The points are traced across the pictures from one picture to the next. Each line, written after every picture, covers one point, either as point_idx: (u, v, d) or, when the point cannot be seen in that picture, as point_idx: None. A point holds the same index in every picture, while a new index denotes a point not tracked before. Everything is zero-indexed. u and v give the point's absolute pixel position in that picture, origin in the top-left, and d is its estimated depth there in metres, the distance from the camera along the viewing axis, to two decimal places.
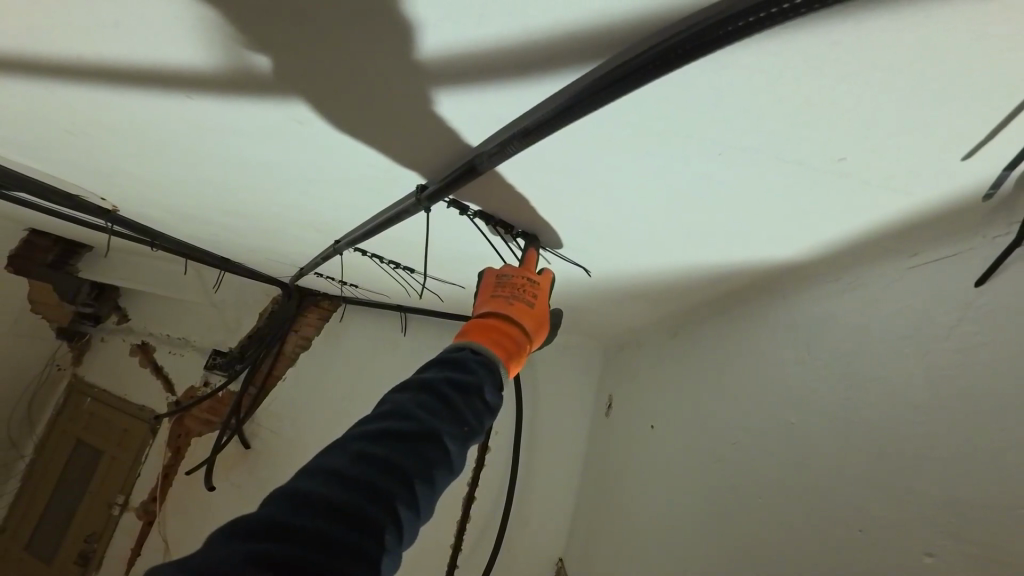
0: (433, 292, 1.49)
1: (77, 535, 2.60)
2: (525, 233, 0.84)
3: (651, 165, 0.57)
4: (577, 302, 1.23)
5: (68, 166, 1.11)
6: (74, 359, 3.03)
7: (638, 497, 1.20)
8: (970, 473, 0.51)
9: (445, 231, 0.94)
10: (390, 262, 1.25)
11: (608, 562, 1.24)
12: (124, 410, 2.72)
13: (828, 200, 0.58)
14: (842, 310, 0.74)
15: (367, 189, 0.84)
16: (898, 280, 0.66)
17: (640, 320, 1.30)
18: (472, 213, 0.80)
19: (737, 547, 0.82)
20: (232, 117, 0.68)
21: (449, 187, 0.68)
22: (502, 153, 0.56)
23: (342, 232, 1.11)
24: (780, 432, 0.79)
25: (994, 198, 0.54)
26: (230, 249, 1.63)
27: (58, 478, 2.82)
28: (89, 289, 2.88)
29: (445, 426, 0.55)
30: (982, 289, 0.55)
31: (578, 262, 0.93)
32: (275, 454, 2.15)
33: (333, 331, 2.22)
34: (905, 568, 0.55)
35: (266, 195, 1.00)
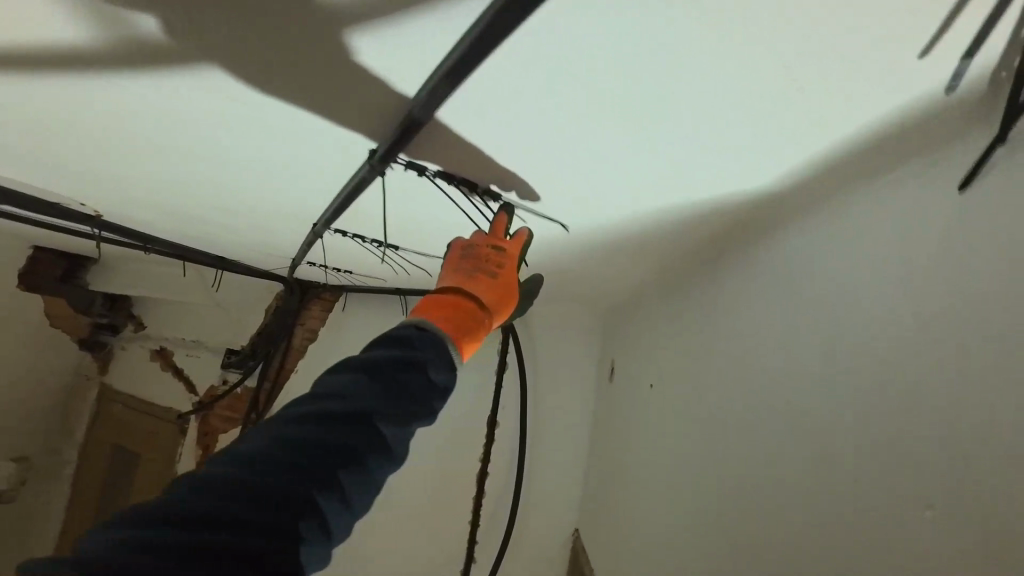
0: (421, 269, 1.50)
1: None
2: (490, 189, 0.84)
3: (597, 87, 0.57)
4: (565, 266, 1.23)
5: (52, 169, 1.09)
6: (99, 368, 3.11)
7: (645, 455, 1.22)
8: (953, 400, 0.51)
9: (410, 200, 0.93)
10: (374, 241, 1.24)
11: (621, 522, 1.28)
12: (151, 412, 2.80)
13: (785, 109, 0.59)
14: (833, 252, 0.72)
15: (335, 165, 0.83)
16: (883, 202, 0.66)
17: (633, 279, 1.30)
18: (432, 173, 0.80)
19: (740, 502, 0.83)
20: (199, 96, 0.68)
21: (397, 145, 0.69)
22: (435, 99, 0.57)
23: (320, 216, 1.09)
24: (773, 377, 0.80)
25: (954, 95, 0.54)
26: (227, 246, 1.63)
27: (104, 484, 2.91)
28: (103, 301, 2.93)
29: (380, 408, 0.56)
30: (966, 195, 0.55)
31: (553, 219, 0.95)
32: None
33: (337, 320, 2.26)
34: (893, 500, 0.56)
35: (242, 184, 0.99)
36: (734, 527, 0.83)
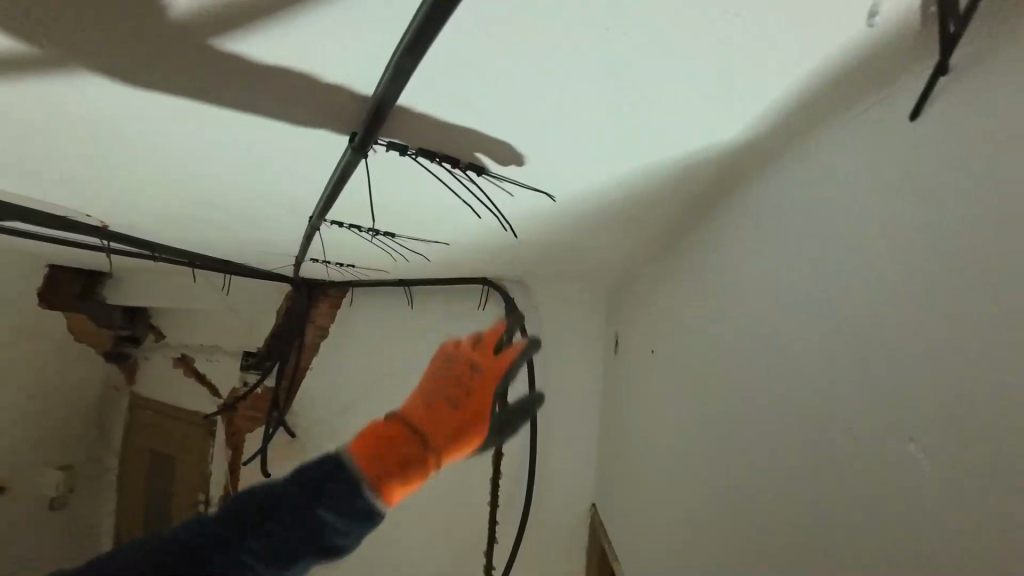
0: (419, 255, 1.50)
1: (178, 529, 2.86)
2: (473, 163, 0.82)
3: (568, 53, 0.54)
4: (561, 233, 1.23)
5: (44, 185, 1.08)
6: (127, 379, 3.21)
7: (654, 425, 1.24)
8: (947, 356, 0.48)
9: (395, 182, 0.91)
10: (370, 231, 1.24)
11: (639, 490, 1.31)
12: (179, 416, 2.90)
13: (765, 53, 0.57)
14: (813, 209, 0.71)
15: (317, 156, 0.82)
16: (840, 141, 0.67)
17: (635, 241, 1.32)
18: (413, 152, 0.77)
19: (744, 468, 0.83)
20: (166, 93, 0.66)
21: (372, 128, 0.66)
22: (401, 76, 0.55)
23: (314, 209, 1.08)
24: (766, 342, 0.78)
25: (881, 22, 0.52)
26: (230, 249, 1.65)
27: (147, 486, 3.04)
28: (123, 314, 3.00)
29: (256, 537, 0.62)
30: (917, 122, 0.54)
31: (542, 191, 0.95)
32: (321, 437, 2.33)
33: (348, 317, 2.31)
34: (894, 471, 0.53)
35: (237, 183, 0.98)
36: (740, 492, 0.83)
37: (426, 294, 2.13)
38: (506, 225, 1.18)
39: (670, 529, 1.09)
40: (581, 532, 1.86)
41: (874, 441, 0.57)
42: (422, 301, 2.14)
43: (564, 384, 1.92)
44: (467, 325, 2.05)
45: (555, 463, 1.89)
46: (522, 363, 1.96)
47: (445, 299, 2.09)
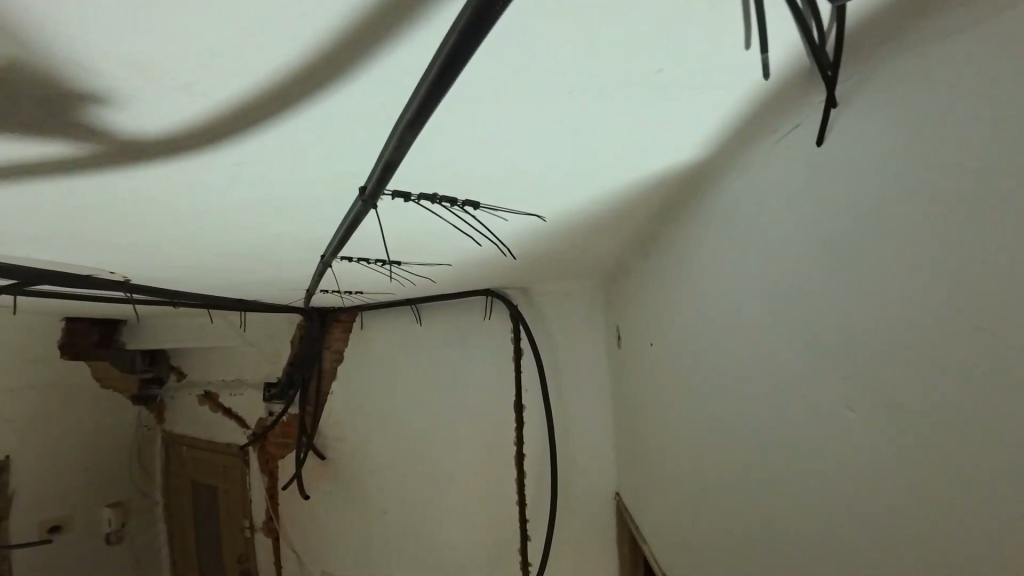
0: (425, 277, 1.55)
1: (231, 555, 2.98)
2: (469, 200, 0.89)
3: (562, 96, 0.60)
4: (554, 240, 1.27)
5: (63, 252, 1.08)
6: (158, 419, 3.29)
7: (666, 417, 1.28)
8: (924, 350, 0.47)
9: (400, 220, 0.98)
10: (378, 261, 1.28)
11: (661, 480, 1.35)
12: (215, 450, 3.00)
13: (719, 89, 0.63)
14: (778, 213, 0.71)
15: (337, 201, 0.87)
16: (767, 158, 0.75)
17: (626, 234, 1.34)
18: (416, 196, 0.84)
19: (749, 462, 0.83)
20: (183, 172, 0.70)
21: (379, 185, 0.70)
22: (402, 144, 0.57)
23: (327, 242, 1.11)
24: (754, 338, 0.79)
25: (771, 80, 0.62)
26: (247, 288, 1.69)
27: (194, 517, 3.14)
28: (143, 358, 3.15)
29: None
30: (822, 147, 0.61)
31: (531, 213, 1.03)
32: (349, 456, 2.40)
33: (359, 338, 2.36)
34: (892, 470, 0.52)
35: (252, 226, 1.00)
36: (747, 484, 0.85)
37: (433, 309, 2.18)
38: (500, 240, 1.20)
39: (690, 518, 1.13)
40: (607, 519, 1.91)
41: (853, 456, 0.57)
42: (430, 316, 2.19)
43: (576, 381, 1.96)
44: (477, 333, 2.09)
45: (577, 458, 1.94)
46: (533, 365, 2.00)
47: (452, 311, 2.14)
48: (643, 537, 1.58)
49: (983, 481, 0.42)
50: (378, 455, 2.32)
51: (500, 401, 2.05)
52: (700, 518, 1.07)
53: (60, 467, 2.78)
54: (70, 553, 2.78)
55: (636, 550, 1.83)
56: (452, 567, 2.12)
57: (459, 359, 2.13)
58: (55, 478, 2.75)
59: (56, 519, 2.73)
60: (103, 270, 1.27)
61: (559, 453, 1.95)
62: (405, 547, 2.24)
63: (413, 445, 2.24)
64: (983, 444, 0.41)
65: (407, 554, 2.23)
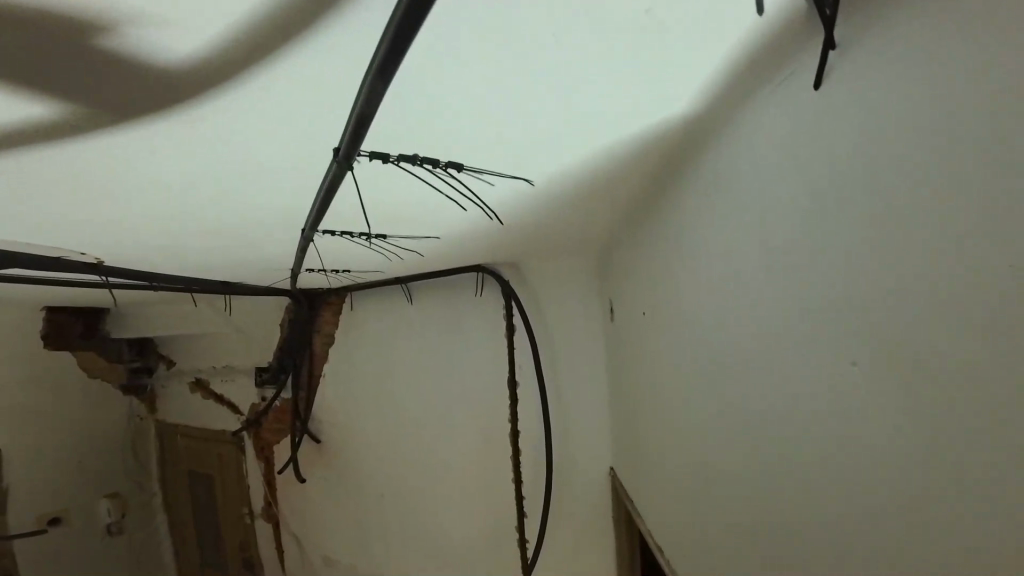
0: (414, 252, 1.51)
1: (233, 543, 2.98)
2: (452, 162, 0.85)
3: (548, 41, 0.56)
4: (547, 209, 1.24)
5: (28, 231, 1.02)
6: (149, 408, 3.22)
7: (662, 390, 1.27)
8: (932, 309, 0.44)
9: (380, 188, 0.93)
10: (362, 235, 1.24)
11: (657, 453, 1.35)
12: (209, 437, 2.97)
13: (718, 24, 0.60)
14: (778, 171, 0.68)
15: (310, 171, 0.82)
16: (765, 110, 0.71)
17: (619, 202, 1.32)
18: (396, 158, 0.79)
19: (747, 432, 0.82)
20: (140, 134, 0.64)
21: (354, 144, 0.66)
22: (374, 95, 0.53)
23: (304, 216, 1.05)
24: (751, 305, 0.77)
25: (768, 16, 0.59)
26: (230, 270, 1.63)
27: (193, 506, 3.12)
28: (130, 347, 3.06)
29: None
30: (819, 92, 0.59)
31: (519, 177, 0.99)
32: (344, 440, 2.39)
33: (350, 320, 2.33)
34: (895, 435, 0.50)
35: (227, 201, 0.95)
36: (743, 455, 0.84)
37: (425, 288, 2.14)
38: (487, 209, 1.16)
39: (686, 489, 1.14)
40: (603, 495, 1.93)
41: (854, 421, 0.56)
42: (422, 295, 2.15)
43: (571, 358, 1.96)
44: (471, 312, 2.07)
45: (573, 435, 1.95)
46: (526, 342, 1.99)
47: (443, 290, 2.11)
48: (639, 512, 1.60)
49: (990, 442, 0.40)
50: (373, 438, 2.31)
51: (494, 380, 2.04)
52: (697, 487, 1.07)
53: (52, 460, 2.74)
54: (69, 547, 2.76)
55: (636, 537, 1.87)
56: (451, 547, 2.14)
57: (453, 338, 2.11)
58: (47, 471, 2.71)
59: (53, 512, 2.71)
60: (73, 251, 1.20)
61: (555, 430, 1.95)
62: (404, 528, 2.25)
63: (408, 427, 2.23)
64: (984, 414, 0.40)
65: (405, 535, 2.25)
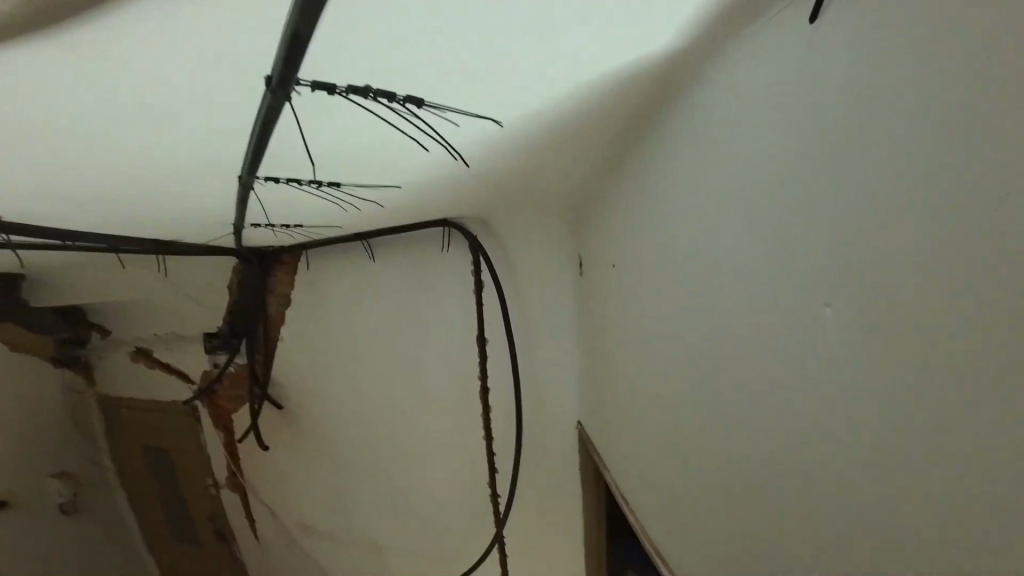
0: (374, 203, 1.40)
1: (202, 515, 2.92)
2: (410, 97, 0.76)
3: None
4: (519, 154, 1.18)
5: None
6: (88, 380, 2.96)
7: (633, 342, 1.32)
8: (938, 265, 0.45)
9: (325, 122, 0.84)
10: (311, 183, 1.12)
11: (626, 402, 1.42)
12: (159, 409, 2.81)
13: None
14: (773, 112, 0.67)
15: (241, 106, 0.73)
16: (753, 43, 0.71)
17: (596, 151, 1.29)
18: (343, 91, 0.72)
19: (722, 385, 0.85)
20: (27, 52, 0.55)
21: (288, 70, 0.61)
22: (309, 11, 0.50)
23: (241, 160, 0.95)
24: (733, 258, 0.78)
25: None
26: (166, 227, 1.46)
27: (152, 481, 3.00)
28: (56, 317, 2.68)
29: None
30: (815, 25, 0.60)
31: (485, 117, 0.92)
32: (310, 405, 2.33)
33: (307, 280, 2.20)
34: (885, 388, 0.52)
35: (144, 138, 0.83)
36: (716, 405, 0.88)
37: (387, 245, 2.04)
38: (455, 154, 1.08)
39: (657, 436, 1.21)
40: (571, 446, 2.02)
41: (840, 374, 0.58)
42: (384, 252, 2.05)
43: (541, 314, 1.96)
44: (438, 269, 2.01)
45: (545, 391, 2.00)
46: (495, 297, 1.97)
47: (407, 247, 2.02)
48: (607, 461, 1.70)
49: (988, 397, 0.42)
50: (340, 402, 2.27)
51: (464, 339, 2.03)
52: (667, 433, 1.14)
53: None
54: (21, 530, 2.66)
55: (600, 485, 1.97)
56: (427, 500, 2.21)
57: (420, 297, 2.05)
58: None
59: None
60: None
61: (525, 386, 2.00)
62: (379, 486, 2.29)
63: (377, 389, 2.20)
64: (984, 370, 0.42)
65: (381, 492, 2.30)
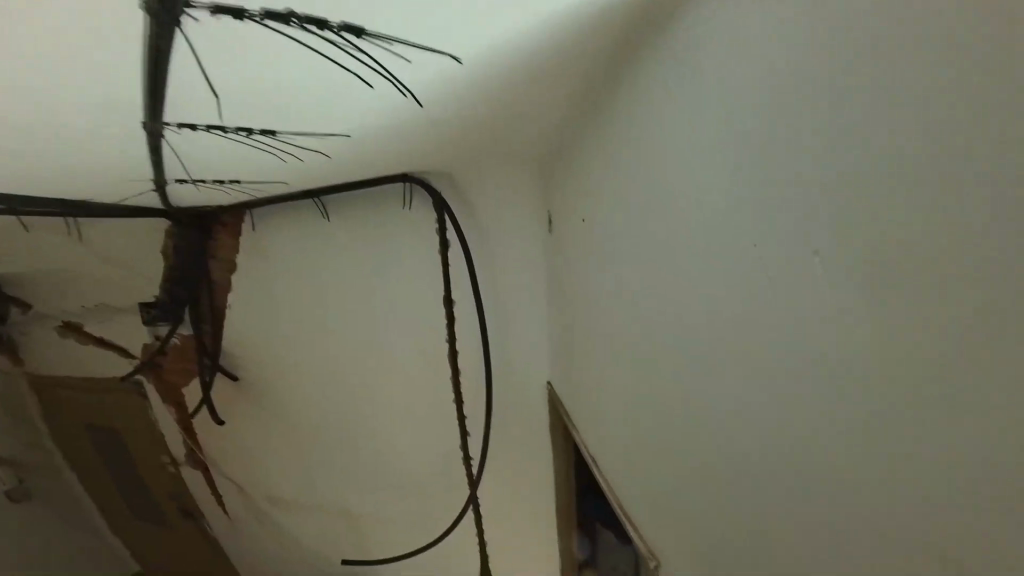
0: (319, 155, 1.26)
1: (166, 496, 2.82)
2: (345, 25, 0.75)
3: None
4: (485, 93, 1.09)
5: None
6: (13, 360, 2.64)
7: (606, 294, 1.34)
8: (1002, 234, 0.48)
9: (244, 62, 0.80)
10: (239, 130, 1.02)
11: (601, 355, 1.46)
12: (99, 387, 2.59)
13: None
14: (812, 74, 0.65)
15: (120, 36, 0.69)
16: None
17: (561, 94, 1.21)
18: (258, 16, 0.70)
19: (734, 344, 0.88)
20: None
21: None
22: None
23: (143, 106, 0.89)
24: (752, 220, 0.79)
25: None
26: (77, 182, 1.27)
27: (103, 462, 2.84)
28: None
29: None
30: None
31: (435, 50, 0.86)
32: (269, 376, 2.23)
33: (255, 243, 2.02)
34: (930, 346, 0.56)
35: (4, 82, 0.75)
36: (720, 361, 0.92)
37: (341, 202, 1.88)
38: (406, 92, 0.99)
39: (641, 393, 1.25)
40: (542, 407, 2.06)
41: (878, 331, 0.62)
42: (339, 211, 1.90)
43: (510, 276, 1.91)
44: (401, 229, 1.89)
45: (516, 355, 2.00)
46: (461, 259, 1.90)
47: (363, 204, 1.88)
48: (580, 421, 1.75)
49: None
50: (303, 373, 2.18)
51: (432, 304, 1.96)
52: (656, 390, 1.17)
53: None
54: None
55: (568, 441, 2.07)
56: (400, 465, 2.22)
57: (383, 259, 1.95)
58: None
59: None
60: None
61: (495, 350, 1.98)
62: (351, 453, 2.27)
63: (342, 358, 2.12)
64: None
65: (352, 459, 2.28)
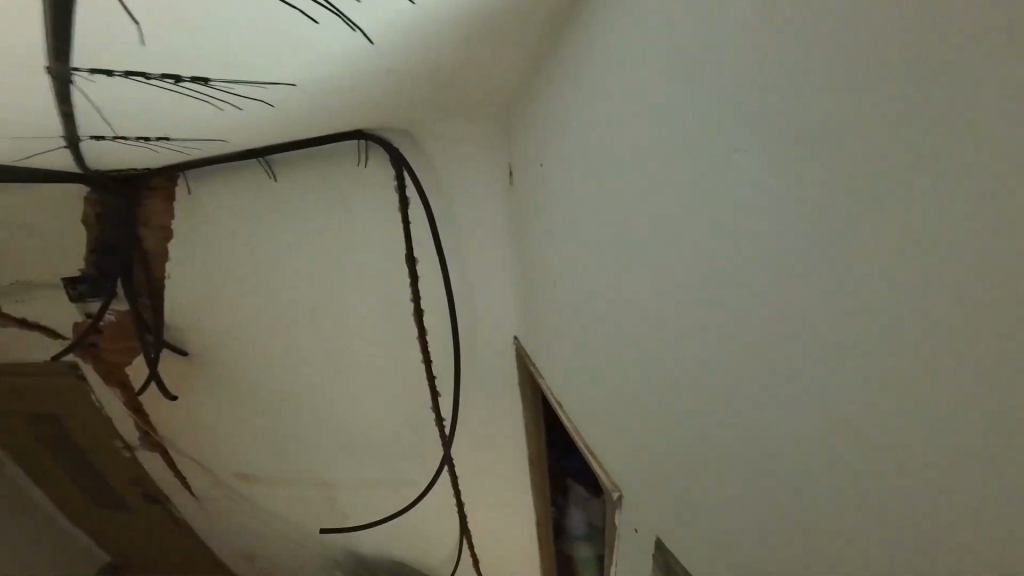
0: (261, 107, 1.14)
1: (122, 479, 2.70)
2: None
3: None
4: (437, 41, 1.04)
5: None
6: None
7: (570, 254, 1.35)
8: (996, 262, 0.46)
9: None
10: (166, 77, 0.94)
11: (567, 320, 1.48)
12: (28, 373, 2.37)
13: None
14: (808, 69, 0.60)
15: None
16: None
17: (524, 43, 1.17)
18: None
19: (706, 338, 0.88)
20: None
21: None
22: None
23: (48, 36, 0.80)
24: (734, 215, 0.75)
25: None
26: None
27: (46, 449, 2.66)
28: None
29: None
30: None
31: None
32: (222, 352, 2.12)
33: (192, 208, 1.85)
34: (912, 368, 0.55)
35: None
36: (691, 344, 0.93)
37: (288, 160, 1.74)
38: (356, 31, 0.91)
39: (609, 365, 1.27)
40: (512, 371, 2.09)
41: (858, 347, 0.60)
42: (285, 171, 1.76)
43: (476, 241, 1.87)
44: (356, 190, 1.80)
45: (483, 321, 2.00)
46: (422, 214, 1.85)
47: (312, 161, 1.75)
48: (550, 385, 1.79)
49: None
50: (261, 347, 2.10)
51: (395, 270, 1.91)
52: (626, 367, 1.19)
53: None
54: None
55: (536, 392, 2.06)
56: (369, 431, 2.24)
57: (338, 223, 1.85)
58: None
59: None
60: None
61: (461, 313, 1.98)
62: (318, 424, 2.26)
63: (302, 329, 2.05)
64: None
65: (320, 429, 2.27)
